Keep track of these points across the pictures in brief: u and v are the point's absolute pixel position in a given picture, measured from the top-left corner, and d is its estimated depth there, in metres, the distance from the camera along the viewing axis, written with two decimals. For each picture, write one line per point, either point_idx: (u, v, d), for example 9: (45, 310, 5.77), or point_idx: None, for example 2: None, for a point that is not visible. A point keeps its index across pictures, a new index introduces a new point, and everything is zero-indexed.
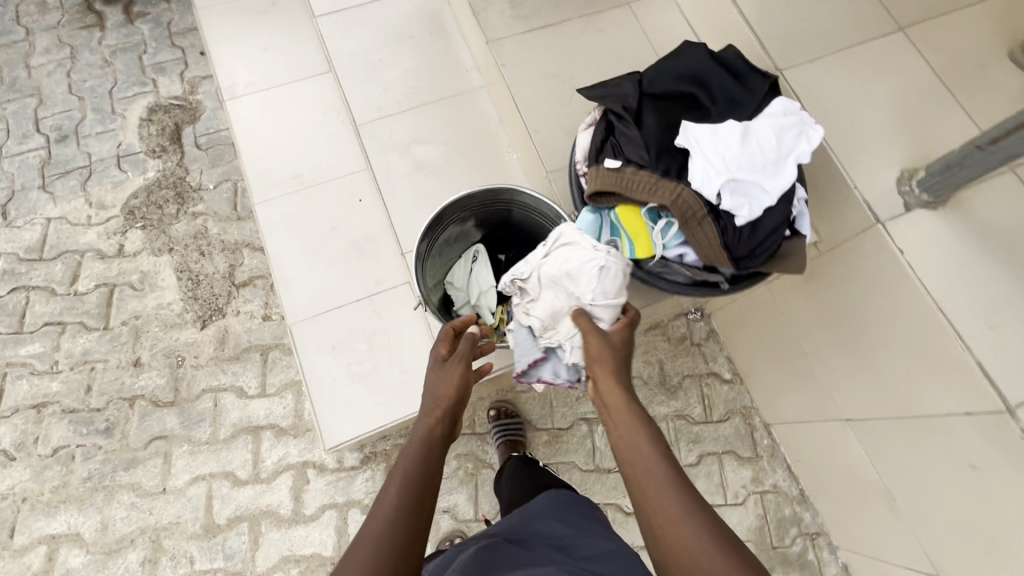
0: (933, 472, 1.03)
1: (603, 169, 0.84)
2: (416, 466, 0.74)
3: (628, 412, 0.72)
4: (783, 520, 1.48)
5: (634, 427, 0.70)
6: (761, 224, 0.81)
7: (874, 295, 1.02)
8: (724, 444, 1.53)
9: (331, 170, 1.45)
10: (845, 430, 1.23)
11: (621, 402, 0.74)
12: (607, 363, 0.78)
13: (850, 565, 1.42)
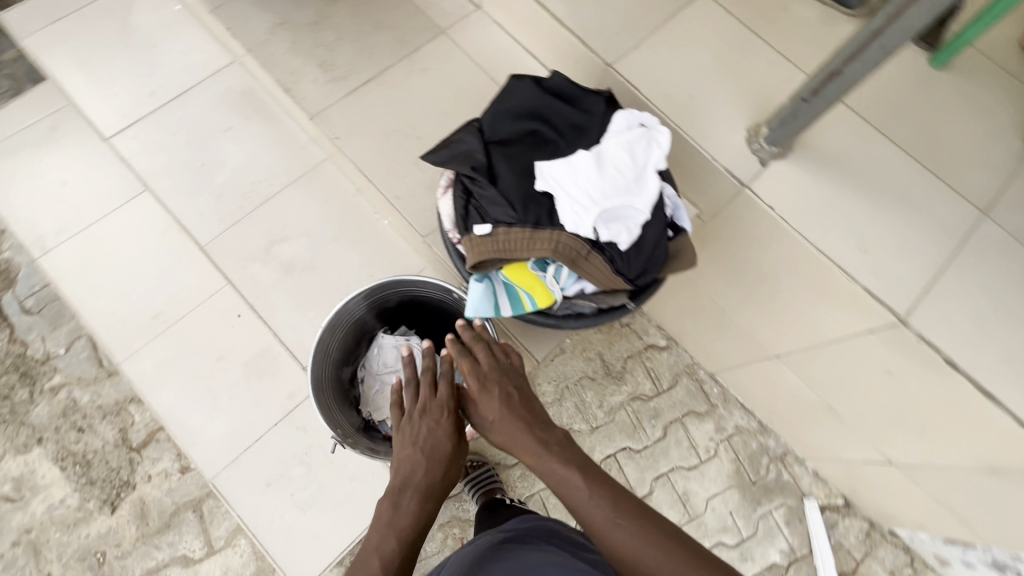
0: (859, 383, 1.11)
1: (476, 237, 0.79)
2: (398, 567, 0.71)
3: (550, 469, 0.77)
4: (754, 454, 1.57)
5: (561, 479, 0.75)
6: (643, 240, 0.81)
7: (759, 247, 1.06)
8: (682, 407, 1.59)
9: (190, 294, 1.26)
10: (776, 364, 1.30)
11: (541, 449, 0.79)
12: (509, 424, 0.82)
13: (821, 470, 1.54)
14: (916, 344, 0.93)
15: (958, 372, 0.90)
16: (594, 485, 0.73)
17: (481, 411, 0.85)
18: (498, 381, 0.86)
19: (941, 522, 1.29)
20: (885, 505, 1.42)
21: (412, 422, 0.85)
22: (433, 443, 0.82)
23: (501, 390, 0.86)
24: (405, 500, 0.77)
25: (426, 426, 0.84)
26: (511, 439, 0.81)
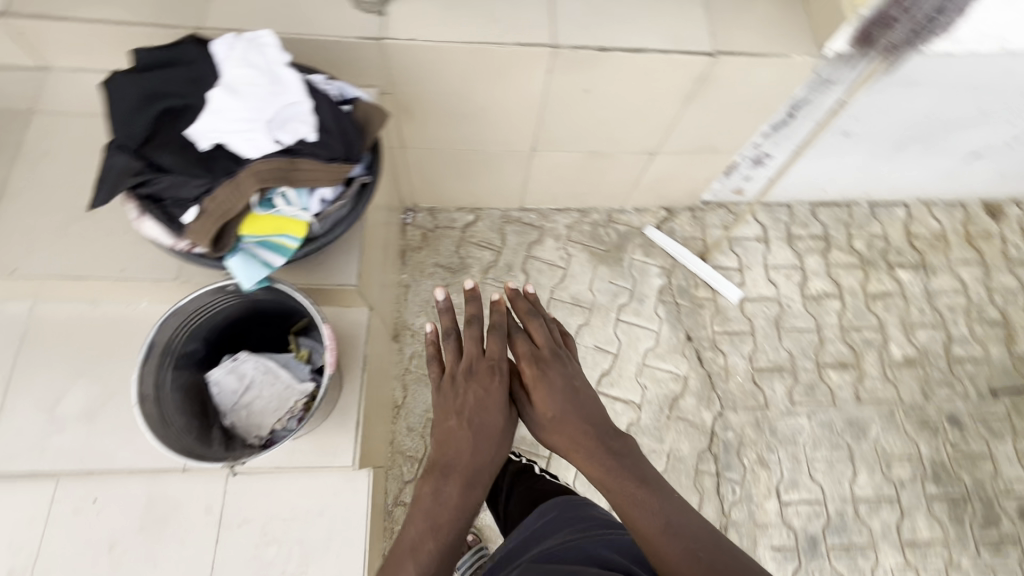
0: (584, 116, 1.34)
1: (192, 225, 0.80)
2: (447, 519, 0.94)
3: (615, 476, 0.95)
4: (593, 232, 1.81)
5: (628, 490, 0.93)
6: (325, 123, 0.87)
7: (438, 76, 1.18)
8: (523, 247, 1.77)
9: (27, 526, 1.09)
10: (539, 155, 1.50)
11: (602, 465, 0.97)
12: (570, 418, 1.02)
13: (637, 204, 1.84)
14: (576, 54, 1.14)
15: (611, 50, 1.13)
16: (655, 498, 0.90)
17: (544, 400, 1.04)
18: (557, 376, 1.05)
19: (711, 165, 1.64)
20: (682, 187, 1.75)
21: (466, 386, 1.04)
22: (486, 413, 1.02)
23: (562, 385, 1.05)
24: (449, 481, 0.98)
25: (484, 394, 1.03)
26: (573, 442, 1.01)
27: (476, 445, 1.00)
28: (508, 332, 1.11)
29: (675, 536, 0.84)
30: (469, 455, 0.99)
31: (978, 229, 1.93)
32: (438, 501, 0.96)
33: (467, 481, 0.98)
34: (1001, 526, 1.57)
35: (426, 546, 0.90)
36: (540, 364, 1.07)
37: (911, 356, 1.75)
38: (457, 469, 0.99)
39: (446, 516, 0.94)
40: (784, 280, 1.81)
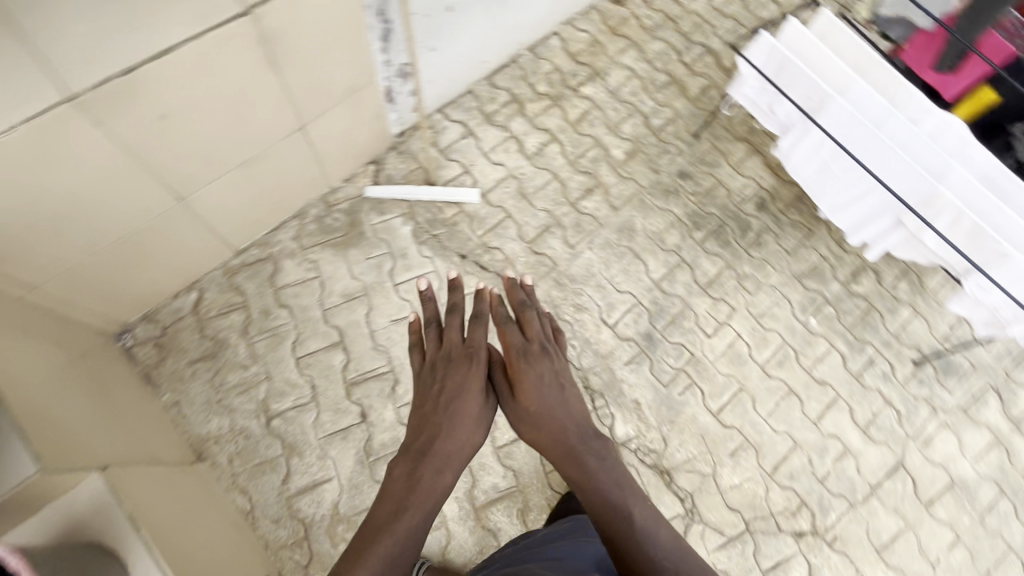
0: (189, 138, 1.20)
1: None
2: (428, 494, 1.18)
3: (593, 482, 1.24)
4: (322, 227, 1.74)
5: (603, 492, 1.23)
6: None
7: None
8: (265, 284, 1.65)
9: None
10: (191, 199, 1.35)
11: (574, 461, 1.27)
12: (547, 403, 1.31)
13: (342, 175, 1.77)
14: (102, 93, 0.98)
15: (138, 69, 0.98)
16: (652, 511, 1.21)
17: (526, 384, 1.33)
18: (538, 366, 1.34)
19: (368, 103, 1.60)
20: (364, 136, 1.71)
21: (453, 372, 1.31)
22: (467, 397, 1.28)
23: (546, 377, 1.34)
24: (430, 468, 1.21)
25: (463, 380, 1.30)
26: (546, 429, 1.30)
27: (455, 428, 1.26)
28: (500, 324, 1.41)
29: (609, 514, 1.19)
30: (449, 430, 1.25)
31: (615, 19, 2.17)
32: (422, 476, 1.19)
33: (449, 455, 1.23)
34: (754, 225, 1.90)
35: (414, 510, 1.15)
36: (518, 352, 1.36)
37: (629, 148, 1.98)
38: (444, 456, 1.23)
39: (431, 485, 1.19)
40: (504, 156, 1.91)
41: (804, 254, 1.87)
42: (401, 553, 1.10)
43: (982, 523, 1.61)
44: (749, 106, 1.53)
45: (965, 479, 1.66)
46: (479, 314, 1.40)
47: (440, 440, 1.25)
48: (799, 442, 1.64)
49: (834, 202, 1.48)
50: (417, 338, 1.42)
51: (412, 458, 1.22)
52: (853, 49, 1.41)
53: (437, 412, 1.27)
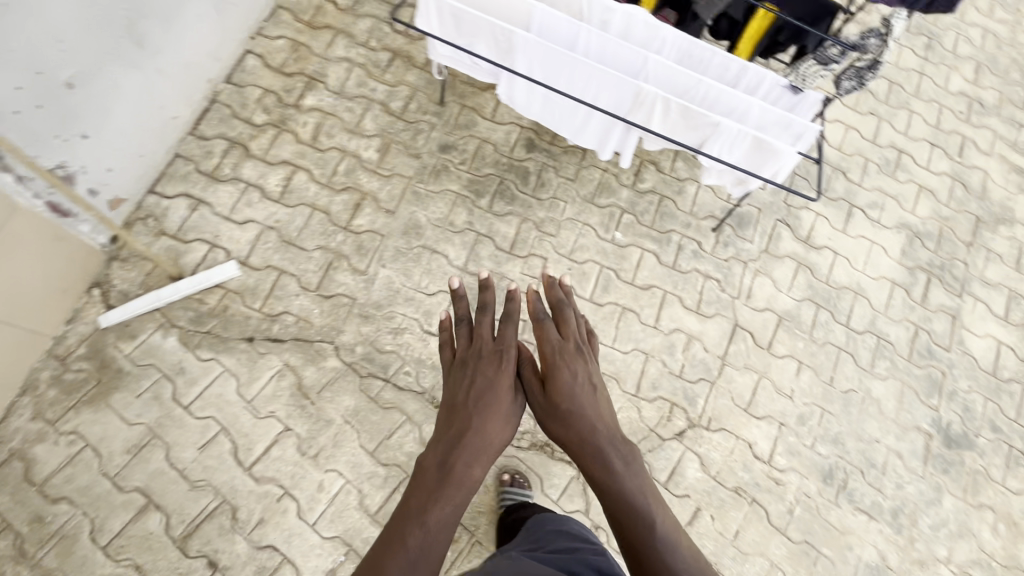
0: None
1: None
2: (452, 499, 0.86)
3: (622, 478, 0.97)
4: (64, 387, 1.44)
5: (633, 495, 0.94)
6: None
7: None
8: (23, 486, 1.35)
9: None
10: None
11: (609, 462, 0.98)
12: (585, 400, 1.05)
13: (62, 319, 1.47)
14: None
15: None
16: (663, 508, 0.95)
17: (561, 377, 1.07)
18: (568, 360, 1.10)
19: (31, 232, 1.30)
20: (60, 266, 1.41)
21: (475, 367, 1.05)
22: (501, 389, 1.01)
23: (579, 371, 1.09)
24: (458, 466, 0.90)
25: (493, 375, 1.03)
26: (577, 429, 1.02)
27: (486, 423, 0.97)
28: (534, 322, 1.17)
29: (631, 523, 0.91)
30: (479, 424, 0.96)
31: (309, 12, 1.96)
32: (449, 473, 0.89)
33: (481, 449, 0.93)
34: (532, 168, 1.87)
35: (443, 510, 0.85)
36: (550, 348, 1.12)
37: (379, 144, 1.83)
38: (475, 452, 0.93)
39: (464, 479, 0.89)
40: (249, 209, 1.68)
41: (587, 175, 1.88)
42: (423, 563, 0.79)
43: (814, 340, 1.79)
44: (450, 62, 1.42)
45: (788, 310, 1.82)
46: (486, 304, 1.15)
47: (466, 431, 0.95)
48: (649, 352, 1.69)
49: (573, 127, 1.42)
50: (445, 337, 1.15)
51: (443, 447, 0.93)
52: None
53: (462, 400, 1.00)
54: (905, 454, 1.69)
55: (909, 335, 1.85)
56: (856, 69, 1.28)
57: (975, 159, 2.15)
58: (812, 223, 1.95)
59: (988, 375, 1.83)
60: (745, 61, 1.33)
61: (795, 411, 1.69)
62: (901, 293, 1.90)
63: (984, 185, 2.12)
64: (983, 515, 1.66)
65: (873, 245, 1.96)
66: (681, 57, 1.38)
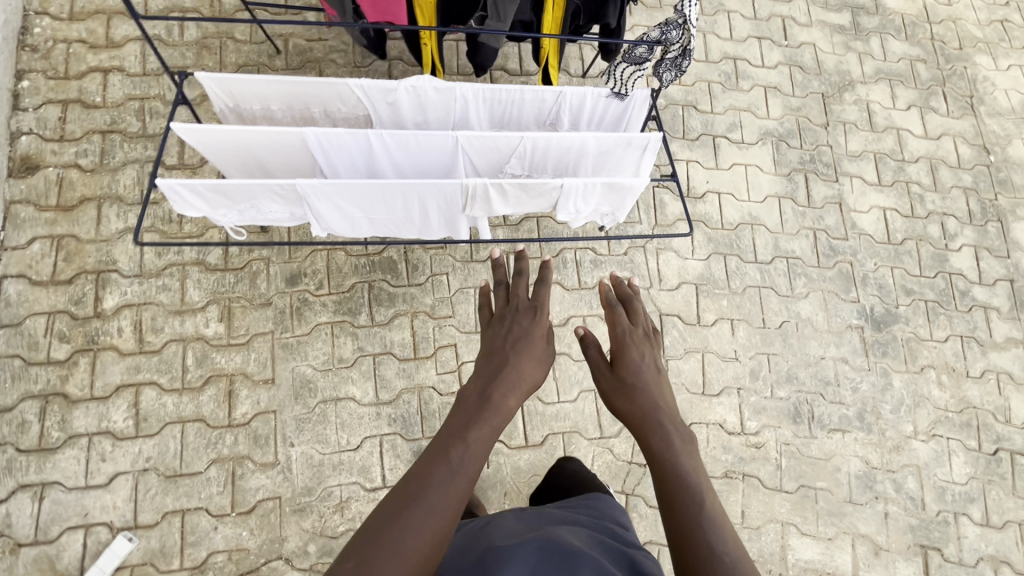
0: None
1: None
2: (487, 426, 0.72)
3: (669, 456, 0.68)
4: None
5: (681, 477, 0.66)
6: None
7: None
8: None
9: None
10: None
11: (665, 437, 0.71)
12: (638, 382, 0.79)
13: None
14: None
15: None
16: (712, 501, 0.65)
17: (618, 350, 0.84)
18: (631, 337, 0.85)
19: None
20: None
21: (504, 321, 0.90)
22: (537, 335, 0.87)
23: (638, 352, 0.84)
24: (495, 396, 0.76)
25: (529, 324, 0.89)
26: (640, 403, 0.76)
27: (523, 361, 0.83)
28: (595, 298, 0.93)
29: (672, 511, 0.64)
30: (517, 361, 0.82)
31: (52, 193, 1.58)
32: (491, 404, 0.75)
33: (518, 382, 0.80)
34: (396, 254, 1.65)
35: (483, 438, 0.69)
36: (616, 330, 0.87)
37: (217, 310, 1.55)
38: (517, 389, 0.79)
39: (500, 406, 0.75)
40: (108, 462, 1.40)
41: None
42: (450, 495, 0.64)
43: (735, 291, 1.79)
44: (244, 221, 1.15)
45: (701, 274, 1.79)
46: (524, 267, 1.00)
47: (507, 359, 0.83)
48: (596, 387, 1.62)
49: (414, 232, 1.23)
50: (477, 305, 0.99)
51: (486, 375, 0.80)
52: (275, 87, 1.17)
53: (500, 340, 0.87)
54: (849, 357, 1.76)
55: (810, 242, 1.88)
56: (669, 60, 1.14)
57: (800, 35, 2.13)
58: (686, 173, 1.89)
59: (886, 245, 1.90)
60: (556, 87, 1.22)
61: (746, 370, 1.71)
62: (789, 204, 1.91)
63: (816, 58, 2.11)
64: (928, 376, 1.78)
65: (748, 167, 1.93)
66: (490, 103, 1.24)
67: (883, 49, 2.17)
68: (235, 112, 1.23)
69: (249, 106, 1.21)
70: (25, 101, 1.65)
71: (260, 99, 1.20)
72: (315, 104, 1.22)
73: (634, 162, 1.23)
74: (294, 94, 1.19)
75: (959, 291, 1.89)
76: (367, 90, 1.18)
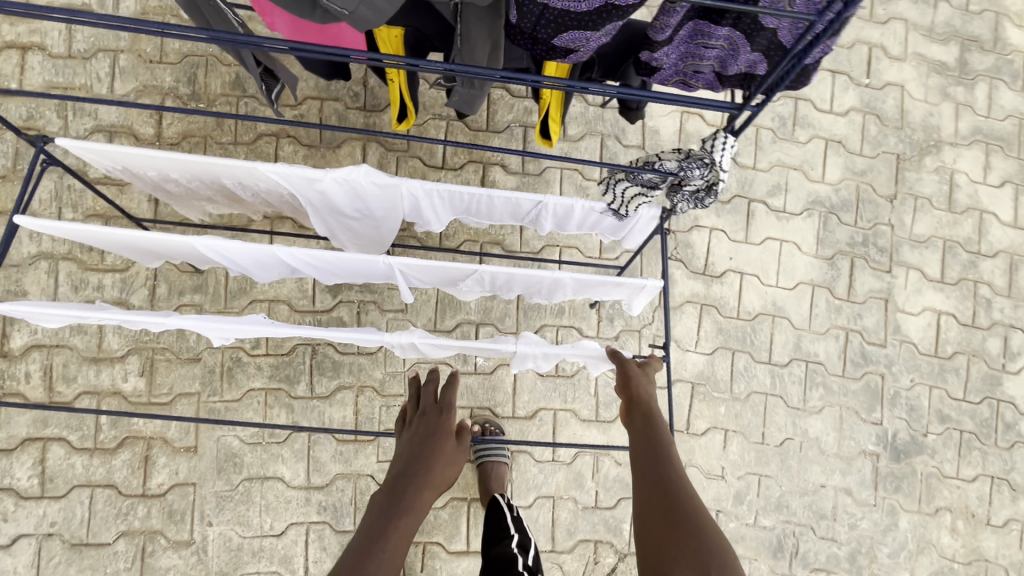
0: None
1: None
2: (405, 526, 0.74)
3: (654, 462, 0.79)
4: None
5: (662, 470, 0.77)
6: None
7: None
8: None
9: None
10: None
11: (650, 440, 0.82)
12: (633, 400, 0.88)
13: None
14: None
15: None
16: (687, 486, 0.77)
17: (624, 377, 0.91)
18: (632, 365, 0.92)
19: None
20: None
21: (431, 411, 0.90)
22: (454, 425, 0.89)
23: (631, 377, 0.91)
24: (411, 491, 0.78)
25: (443, 421, 0.88)
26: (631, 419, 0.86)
27: (438, 456, 0.83)
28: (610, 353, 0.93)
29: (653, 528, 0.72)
30: (430, 456, 0.83)
31: None
32: (420, 486, 0.79)
33: (431, 479, 0.81)
34: (348, 315, 1.45)
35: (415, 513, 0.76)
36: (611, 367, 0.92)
37: (139, 361, 1.37)
38: (431, 481, 0.81)
39: (414, 506, 0.77)
40: (11, 523, 1.29)
41: (419, 298, 1.46)
42: None
43: (737, 397, 1.54)
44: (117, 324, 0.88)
45: (700, 372, 1.54)
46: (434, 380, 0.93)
47: (425, 448, 0.84)
48: (555, 494, 1.44)
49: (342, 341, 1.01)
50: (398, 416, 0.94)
51: (416, 456, 0.83)
52: (169, 159, 0.91)
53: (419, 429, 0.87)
54: (854, 488, 1.53)
55: (839, 345, 1.58)
56: (688, 192, 0.82)
57: (888, 73, 1.68)
58: (706, 245, 1.58)
59: (930, 359, 1.60)
60: (535, 195, 0.93)
61: (730, 492, 1.50)
62: (824, 295, 1.60)
63: (901, 106, 1.68)
64: (942, 520, 1.55)
65: (783, 244, 1.60)
66: (450, 199, 0.96)
67: (990, 101, 1.71)
68: (129, 173, 0.97)
69: (143, 170, 0.96)
70: None
71: (155, 167, 0.94)
72: (225, 177, 0.96)
73: (624, 298, 0.97)
74: (196, 167, 0.93)
75: (1004, 423, 1.61)
76: (287, 176, 0.91)
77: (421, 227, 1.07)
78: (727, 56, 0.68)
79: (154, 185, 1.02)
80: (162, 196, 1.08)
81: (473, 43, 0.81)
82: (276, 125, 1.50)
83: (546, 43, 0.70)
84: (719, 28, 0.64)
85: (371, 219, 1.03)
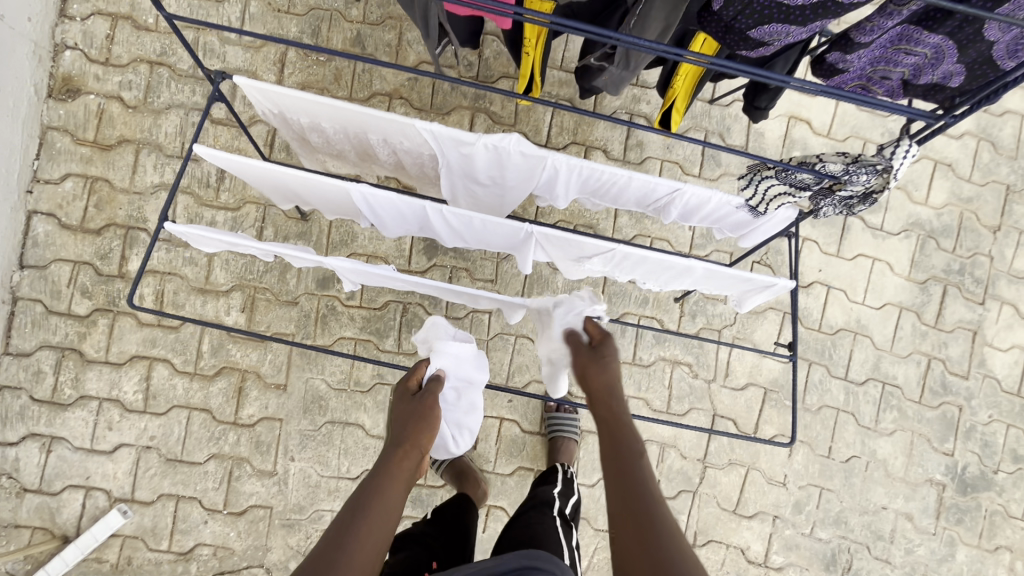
0: None
1: None
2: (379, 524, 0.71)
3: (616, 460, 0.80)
4: None
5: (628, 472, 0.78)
6: None
7: None
8: None
9: None
10: None
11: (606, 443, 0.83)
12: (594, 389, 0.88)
13: None
14: None
15: None
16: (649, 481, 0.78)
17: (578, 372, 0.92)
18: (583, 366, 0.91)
19: None
20: None
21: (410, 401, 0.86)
22: (426, 409, 0.85)
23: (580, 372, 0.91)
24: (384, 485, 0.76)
25: (418, 408, 0.85)
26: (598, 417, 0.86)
27: (404, 451, 0.80)
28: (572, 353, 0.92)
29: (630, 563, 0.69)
30: (398, 451, 0.80)
31: (91, 127, 1.44)
32: (383, 478, 0.77)
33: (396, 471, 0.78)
34: (440, 278, 1.49)
35: (378, 513, 0.72)
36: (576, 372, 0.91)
37: (241, 297, 1.44)
38: (400, 467, 0.79)
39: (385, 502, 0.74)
40: (114, 431, 1.39)
41: (509, 271, 1.50)
42: None
43: (809, 408, 1.54)
44: (262, 255, 0.93)
45: (775, 379, 1.54)
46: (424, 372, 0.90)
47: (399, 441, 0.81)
48: None
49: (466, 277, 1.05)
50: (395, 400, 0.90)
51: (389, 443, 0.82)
52: (326, 109, 0.95)
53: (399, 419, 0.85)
54: (915, 514, 1.53)
55: (920, 371, 1.56)
56: (840, 197, 0.85)
57: (1010, 100, 1.62)
58: (797, 254, 1.57)
59: (1012, 397, 1.58)
60: (675, 182, 0.93)
61: (790, 500, 1.51)
62: (910, 318, 1.57)
63: (1019, 136, 1.62)
64: (1000, 558, 1.54)
65: (876, 262, 1.58)
66: (585, 177, 0.98)
67: None
68: (279, 117, 1.02)
69: (295, 116, 1.00)
70: (72, 8, 1.45)
71: (308, 114, 0.99)
72: (372, 131, 0.99)
73: (747, 293, 0.99)
74: (349, 119, 0.97)
75: None
76: (438, 136, 0.93)
77: (545, 201, 1.10)
78: (925, 65, 0.69)
79: (296, 131, 1.08)
80: (296, 142, 1.13)
81: (647, 23, 0.82)
82: (390, 86, 1.53)
83: (739, 33, 0.70)
84: (932, 35, 0.64)
85: (499, 187, 1.06)
